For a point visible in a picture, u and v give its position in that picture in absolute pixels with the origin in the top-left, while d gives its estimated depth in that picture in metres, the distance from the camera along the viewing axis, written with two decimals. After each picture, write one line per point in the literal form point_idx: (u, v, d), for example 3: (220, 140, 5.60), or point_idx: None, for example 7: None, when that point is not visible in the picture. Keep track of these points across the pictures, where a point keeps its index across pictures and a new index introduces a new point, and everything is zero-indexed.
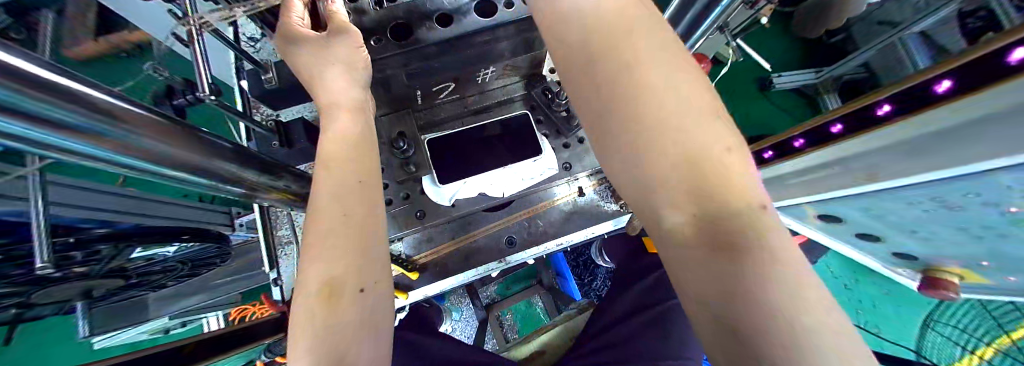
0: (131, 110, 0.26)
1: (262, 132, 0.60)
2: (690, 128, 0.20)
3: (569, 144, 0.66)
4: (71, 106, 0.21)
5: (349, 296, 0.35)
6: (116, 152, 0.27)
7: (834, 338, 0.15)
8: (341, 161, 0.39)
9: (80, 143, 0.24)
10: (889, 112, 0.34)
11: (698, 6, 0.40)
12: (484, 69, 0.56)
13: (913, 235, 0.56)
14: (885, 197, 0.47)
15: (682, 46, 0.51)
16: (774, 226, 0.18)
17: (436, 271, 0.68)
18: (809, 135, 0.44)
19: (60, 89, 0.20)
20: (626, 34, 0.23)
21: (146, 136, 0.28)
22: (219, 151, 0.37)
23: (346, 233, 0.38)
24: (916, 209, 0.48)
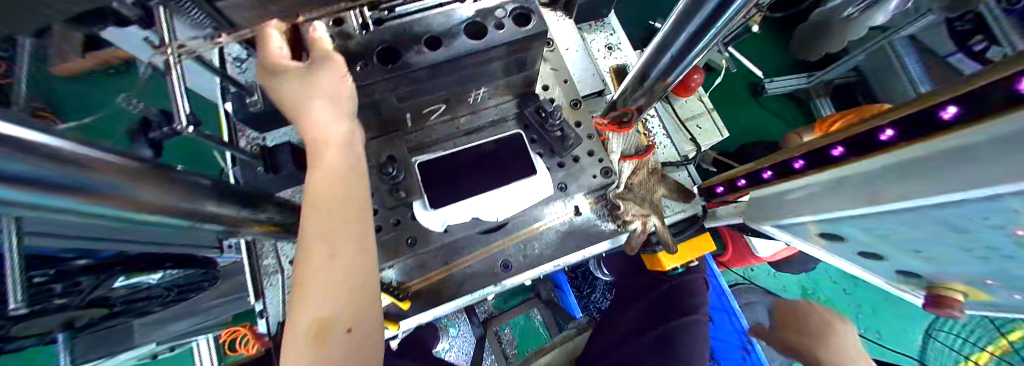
0: (109, 157, 0.26)
1: (245, 159, 0.58)
2: None
3: (564, 163, 0.64)
4: (49, 166, 0.20)
5: (337, 336, 0.36)
6: (84, 202, 0.26)
7: None
8: (326, 199, 0.38)
9: (47, 198, 0.23)
10: (890, 137, 0.35)
11: (694, 27, 0.39)
12: (477, 90, 0.55)
13: (917, 253, 0.54)
14: (886, 218, 0.46)
15: (678, 66, 0.50)
16: None
17: (429, 300, 0.67)
18: (811, 156, 0.46)
19: (40, 149, 0.19)
20: None
21: (120, 182, 0.27)
22: (197, 189, 0.36)
23: (335, 272, 0.37)
24: (918, 230, 0.46)
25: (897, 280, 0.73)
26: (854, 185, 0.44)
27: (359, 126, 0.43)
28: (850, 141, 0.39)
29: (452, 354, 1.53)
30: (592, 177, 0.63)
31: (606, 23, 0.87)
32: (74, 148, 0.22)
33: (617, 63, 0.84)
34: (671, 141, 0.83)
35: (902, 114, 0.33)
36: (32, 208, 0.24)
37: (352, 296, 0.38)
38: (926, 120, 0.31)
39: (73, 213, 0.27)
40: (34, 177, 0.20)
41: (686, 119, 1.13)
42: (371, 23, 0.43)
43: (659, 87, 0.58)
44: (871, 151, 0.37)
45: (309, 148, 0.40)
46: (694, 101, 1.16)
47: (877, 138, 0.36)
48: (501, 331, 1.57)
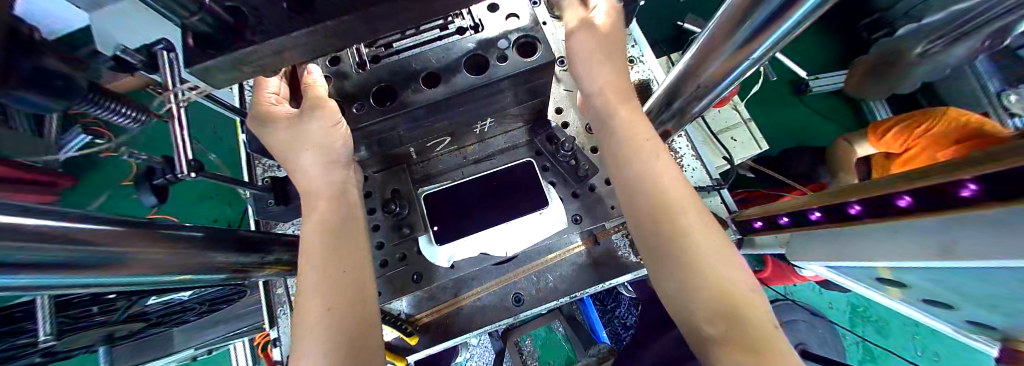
0: (94, 228, 0.25)
1: (256, 192, 0.57)
2: (708, 254, 0.34)
3: (579, 193, 0.59)
4: (37, 245, 0.21)
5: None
6: (71, 275, 0.25)
7: (789, 355, 0.29)
8: (322, 249, 0.38)
9: (29, 277, 0.22)
10: (974, 193, 0.29)
11: (724, 56, 0.34)
12: (482, 121, 0.52)
13: (1002, 312, 0.44)
14: (961, 271, 0.38)
15: (708, 91, 0.44)
16: (760, 323, 0.30)
17: (438, 334, 0.62)
18: (869, 203, 0.41)
19: (17, 235, 0.19)
20: (673, 191, 0.37)
21: (109, 251, 0.27)
22: (190, 243, 0.36)
23: (336, 323, 0.34)
24: (970, 278, 0.39)
25: (966, 327, 0.58)
26: (918, 235, 0.38)
27: (351, 176, 0.44)
28: (917, 191, 0.34)
29: (473, 363, 1.50)
30: (611, 208, 0.57)
31: (627, 34, 0.81)
32: (35, 220, 0.21)
33: (640, 77, 0.77)
34: (702, 162, 0.75)
35: (992, 168, 0.27)
36: (18, 290, 0.24)
37: (358, 348, 0.34)
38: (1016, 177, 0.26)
39: (63, 286, 0.27)
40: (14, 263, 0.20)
41: (718, 132, 1.05)
42: (368, 62, 0.43)
43: (685, 113, 0.52)
44: (947, 206, 0.31)
45: (302, 198, 0.42)
46: (727, 110, 1.07)
47: (957, 192, 0.31)
48: (522, 343, 1.50)
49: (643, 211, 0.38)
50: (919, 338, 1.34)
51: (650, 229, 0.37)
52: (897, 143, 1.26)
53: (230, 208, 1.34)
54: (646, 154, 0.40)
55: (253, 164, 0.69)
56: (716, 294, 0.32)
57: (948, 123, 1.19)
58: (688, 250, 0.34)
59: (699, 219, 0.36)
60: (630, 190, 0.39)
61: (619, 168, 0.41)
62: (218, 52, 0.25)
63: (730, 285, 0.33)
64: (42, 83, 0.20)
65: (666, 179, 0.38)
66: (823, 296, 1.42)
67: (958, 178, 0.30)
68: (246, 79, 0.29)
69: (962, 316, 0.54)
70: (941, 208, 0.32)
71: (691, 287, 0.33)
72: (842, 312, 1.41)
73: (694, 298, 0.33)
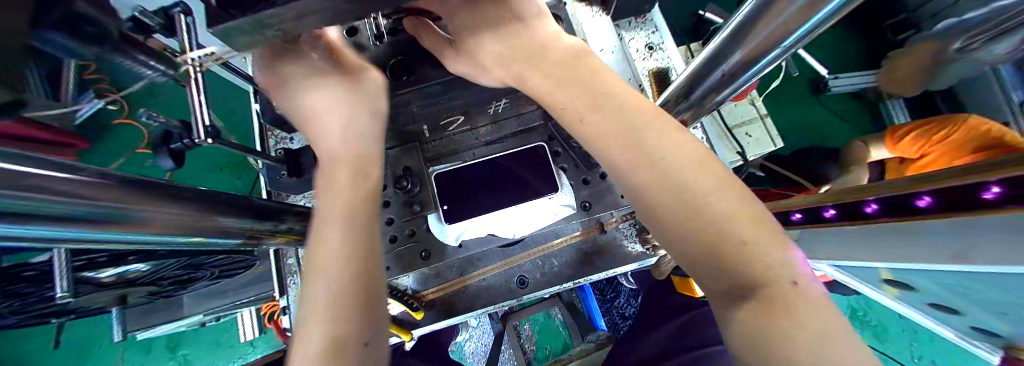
0: (111, 186, 0.26)
1: (270, 163, 0.58)
2: (710, 205, 0.28)
3: (590, 180, 0.58)
4: (43, 195, 0.20)
5: (357, 352, 0.30)
6: (75, 229, 0.25)
7: (821, 317, 0.23)
8: (341, 209, 0.37)
9: (28, 227, 0.22)
10: (997, 196, 0.28)
11: (750, 47, 0.33)
12: (496, 101, 0.52)
13: (1005, 318, 0.44)
14: (975, 276, 0.38)
15: (730, 83, 0.42)
16: (779, 279, 0.25)
17: (442, 311, 0.64)
18: (889, 202, 0.40)
19: (23, 183, 0.19)
20: (656, 137, 0.32)
21: (122, 208, 0.27)
22: (207, 207, 0.37)
23: (351, 279, 0.33)
24: (989, 284, 0.38)
25: (969, 333, 0.59)
26: (933, 238, 0.37)
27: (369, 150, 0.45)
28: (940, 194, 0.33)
29: (471, 344, 1.56)
30: (620, 196, 0.56)
31: (648, 20, 0.78)
32: (47, 171, 0.21)
33: (658, 65, 0.75)
34: None
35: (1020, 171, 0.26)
36: (25, 241, 0.24)
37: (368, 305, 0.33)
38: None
39: (76, 240, 0.27)
40: (22, 210, 0.20)
41: (732, 126, 1.03)
42: (386, 35, 0.46)
43: (705, 104, 0.50)
44: (969, 209, 0.31)
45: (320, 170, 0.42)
46: (743, 105, 1.05)
47: (982, 194, 0.30)
48: (520, 326, 1.54)
49: (627, 165, 0.33)
50: (915, 345, 1.34)
51: (637, 186, 0.33)
52: (914, 148, 1.25)
53: (239, 180, 1.36)
54: (656, 134, 0.33)
55: (266, 135, 0.70)
56: (719, 251, 0.27)
57: (967, 131, 1.17)
58: (684, 202, 0.29)
59: (731, 204, 0.29)
60: (608, 145, 0.34)
61: (597, 115, 0.35)
62: (242, 13, 0.24)
63: (738, 231, 0.27)
64: (71, 30, 0.20)
65: (648, 125, 0.33)
66: None
67: (983, 180, 0.29)
68: (265, 43, 0.29)
69: (967, 322, 0.55)
70: (962, 209, 0.31)
71: (692, 246, 0.29)
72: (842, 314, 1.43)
73: (696, 257, 0.29)
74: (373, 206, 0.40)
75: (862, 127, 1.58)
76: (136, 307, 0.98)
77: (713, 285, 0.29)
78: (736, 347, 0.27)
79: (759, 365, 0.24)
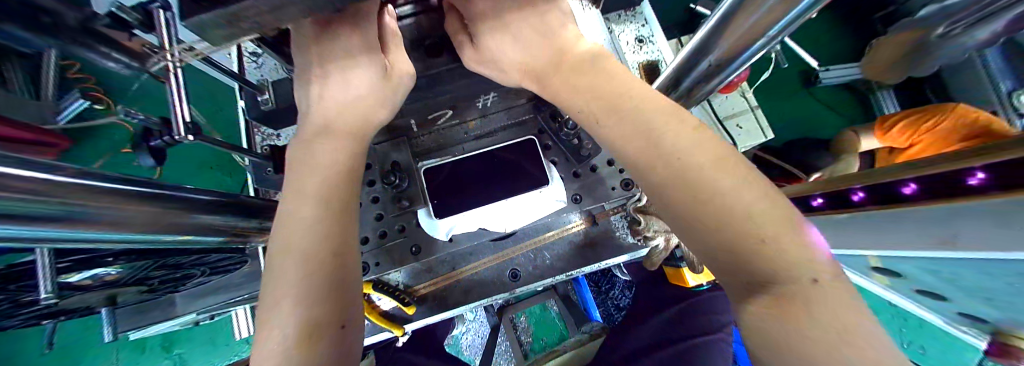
0: (92, 185, 0.25)
1: (256, 160, 0.58)
2: (714, 177, 0.27)
3: (580, 173, 0.58)
4: (21, 197, 0.20)
5: (332, 336, 0.29)
6: (60, 227, 0.25)
7: (839, 298, 0.21)
8: (315, 190, 0.34)
9: (12, 229, 0.22)
10: (980, 182, 0.29)
11: (736, 37, 0.33)
12: (485, 95, 0.52)
13: (985, 302, 0.45)
14: (952, 259, 0.39)
15: (717, 74, 0.42)
16: (794, 256, 0.23)
17: (436, 305, 0.64)
18: (871, 190, 0.40)
19: (3, 185, 0.18)
20: (657, 116, 0.32)
21: (103, 208, 0.26)
22: (194, 205, 0.37)
23: (322, 266, 0.31)
24: (967, 267, 0.39)
25: (953, 319, 0.60)
26: (915, 223, 0.38)
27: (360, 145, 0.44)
28: (921, 180, 0.34)
29: (468, 337, 1.57)
30: (611, 189, 0.57)
31: (639, 12, 0.78)
32: (30, 172, 0.20)
33: (648, 58, 0.75)
34: None
35: (1001, 157, 0.27)
36: (8, 243, 0.23)
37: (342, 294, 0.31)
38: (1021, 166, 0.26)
39: (57, 240, 0.27)
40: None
41: (724, 118, 1.04)
42: None
43: (693, 95, 0.49)
44: (953, 196, 0.31)
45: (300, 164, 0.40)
46: (734, 97, 1.05)
47: (966, 179, 0.30)
48: (517, 319, 1.56)
49: (629, 144, 0.32)
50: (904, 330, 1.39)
51: (640, 163, 0.32)
52: (903, 137, 1.28)
53: (229, 178, 1.34)
54: (658, 114, 0.32)
55: (252, 132, 0.69)
56: (725, 226, 0.25)
57: (958, 119, 1.19)
58: (687, 176, 0.28)
59: (738, 179, 0.26)
60: (611, 126, 0.34)
61: (598, 98, 0.35)
62: (216, 5, 0.23)
63: (748, 205, 0.25)
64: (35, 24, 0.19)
65: (650, 107, 0.33)
66: None
67: (966, 166, 0.30)
68: (243, 36, 0.28)
69: (951, 307, 0.55)
70: (944, 195, 0.32)
71: (698, 222, 0.27)
72: None
73: (702, 233, 0.27)
74: (348, 185, 0.37)
75: (851, 117, 1.60)
76: (124, 307, 0.97)
77: (721, 266, 0.27)
78: (751, 336, 0.25)
79: (777, 354, 0.22)
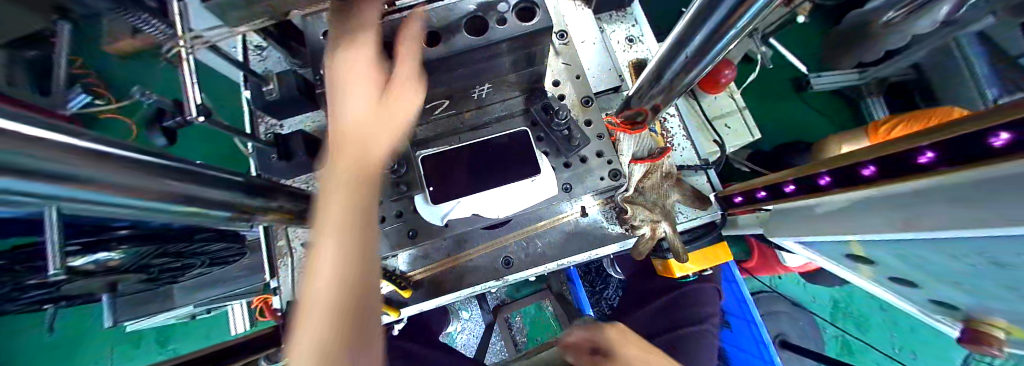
0: (129, 156, 0.28)
1: (260, 146, 0.60)
2: None
3: (571, 163, 0.61)
4: (77, 155, 0.23)
5: (366, 307, 0.30)
6: (96, 192, 0.27)
7: None
8: (354, 162, 0.37)
9: (71, 190, 0.25)
10: (931, 160, 0.32)
11: (710, 29, 0.35)
12: (480, 86, 0.53)
13: (961, 293, 0.45)
14: (914, 250, 0.41)
15: (695, 66, 0.44)
16: None
17: (430, 289, 0.67)
18: (839, 175, 0.43)
19: (55, 142, 0.21)
20: None
21: (142, 176, 0.29)
22: (210, 180, 0.39)
23: (360, 232, 0.33)
24: (933, 256, 0.40)
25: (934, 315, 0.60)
26: (882, 208, 0.41)
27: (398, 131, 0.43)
28: (886, 162, 0.37)
29: (463, 336, 1.59)
30: (598, 179, 0.60)
31: (628, 13, 0.81)
32: (80, 140, 0.23)
33: (637, 57, 0.79)
34: (691, 142, 0.75)
35: (950, 137, 0.30)
36: (59, 201, 0.26)
37: (374, 267, 0.33)
38: (963, 143, 0.29)
39: (95, 204, 0.30)
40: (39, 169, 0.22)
41: (713, 118, 1.08)
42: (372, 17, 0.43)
43: (675, 87, 0.52)
44: (913, 175, 0.34)
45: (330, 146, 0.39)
46: (723, 98, 1.10)
47: (916, 159, 0.34)
48: (512, 318, 1.58)
49: None
50: (893, 335, 1.55)
51: None
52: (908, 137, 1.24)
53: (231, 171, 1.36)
54: None
55: (257, 121, 0.72)
56: None
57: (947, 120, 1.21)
58: None
59: None
60: None
61: None
62: None
63: None
64: None
65: None
66: (807, 291, 1.61)
67: (918, 145, 0.34)
68: None
69: (925, 296, 0.54)
70: (901, 174, 0.36)
71: None
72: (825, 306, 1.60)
73: None
74: (383, 170, 0.39)
75: (840, 121, 1.64)
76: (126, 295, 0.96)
77: None
78: None
79: None
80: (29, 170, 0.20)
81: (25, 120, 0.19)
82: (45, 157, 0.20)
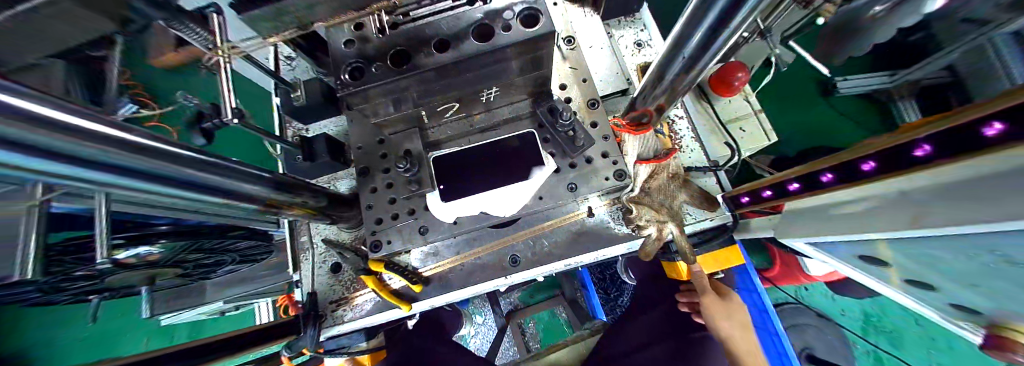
0: (178, 152, 0.32)
1: (287, 147, 0.65)
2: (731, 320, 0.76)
3: (576, 164, 0.62)
4: (134, 146, 0.26)
5: None
6: (149, 182, 0.31)
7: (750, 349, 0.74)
8: None
9: (128, 179, 0.28)
10: (929, 154, 0.32)
11: (707, 28, 0.36)
12: (488, 89, 0.55)
13: (990, 299, 0.42)
14: (935, 250, 0.39)
15: (695, 64, 0.45)
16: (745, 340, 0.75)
17: (440, 286, 0.69)
18: (840, 172, 0.43)
19: (117, 137, 0.25)
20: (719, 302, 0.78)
21: (187, 169, 0.33)
22: (245, 176, 0.44)
23: None
24: (952, 255, 0.38)
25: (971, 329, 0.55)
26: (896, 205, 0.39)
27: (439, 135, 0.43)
28: (885, 157, 0.36)
29: (476, 340, 1.60)
30: (604, 179, 0.60)
31: (638, 18, 0.83)
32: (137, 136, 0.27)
33: (645, 61, 0.80)
34: (701, 144, 0.75)
35: (944, 130, 0.30)
36: (118, 189, 0.30)
37: None
38: (964, 134, 0.29)
39: (149, 193, 0.34)
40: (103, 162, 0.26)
41: (727, 121, 1.06)
42: (387, 28, 0.47)
43: (678, 87, 0.53)
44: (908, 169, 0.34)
45: None
46: (738, 100, 1.08)
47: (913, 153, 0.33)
48: (525, 324, 1.58)
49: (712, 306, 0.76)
50: (934, 354, 1.44)
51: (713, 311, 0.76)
52: None
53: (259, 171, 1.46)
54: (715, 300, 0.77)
55: (285, 126, 0.78)
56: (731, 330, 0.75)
57: None
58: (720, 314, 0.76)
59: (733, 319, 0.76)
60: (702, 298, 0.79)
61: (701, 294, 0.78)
62: None
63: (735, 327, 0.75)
64: None
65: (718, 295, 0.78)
66: (835, 303, 1.54)
67: (913, 138, 0.33)
68: None
69: (954, 304, 0.51)
70: (899, 169, 0.35)
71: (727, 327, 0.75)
72: (855, 320, 1.51)
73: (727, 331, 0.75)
74: None
75: (869, 125, 1.57)
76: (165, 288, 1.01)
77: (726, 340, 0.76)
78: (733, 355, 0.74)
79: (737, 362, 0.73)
80: (87, 159, 0.23)
81: (97, 118, 0.23)
82: (105, 149, 0.24)
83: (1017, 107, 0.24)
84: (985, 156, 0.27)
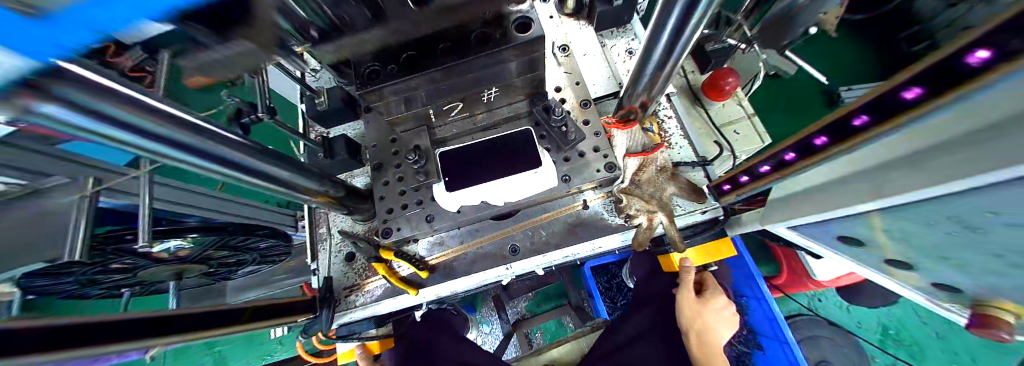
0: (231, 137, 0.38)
1: (310, 145, 0.73)
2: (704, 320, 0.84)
3: (569, 158, 0.68)
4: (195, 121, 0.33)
5: None
6: (211, 162, 0.37)
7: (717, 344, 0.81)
8: None
9: (192, 157, 0.35)
10: (865, 123, 0.35)
11: (671, 28, 0.43)
12: (488, 90, 0.62)
13: (961, 271, 0.44)
14: (901, 222, 0.42)
15: (668, 60, 0.51)
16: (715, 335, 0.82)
17: (445, 274, 0.73)
18: (800, 149, 0.45)
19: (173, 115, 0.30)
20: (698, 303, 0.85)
21: (237, 153, 0.40)
22: (288, 163, 0.51)
23: None
24: (913, 225, 0.42)
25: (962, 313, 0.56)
26: (861, 180, 0.42)
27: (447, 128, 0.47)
28: (830, 129, 0.39)
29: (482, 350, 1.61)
30: (595, 171, 0.66)
31: (629, 29, 0.90)
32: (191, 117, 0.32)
33: None
34: (689, 141, 0.80)
35: (872, 99, 0.33)
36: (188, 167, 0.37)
37: None
38: (885, 102, 0.32)
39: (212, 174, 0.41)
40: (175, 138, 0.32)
41: (721, 125, 1.10)
42: None
43: (656, 83, 0.58)
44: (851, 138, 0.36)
45: None
46: (732, 105, 1.12)
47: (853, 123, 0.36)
48: (532, 334, 1.58)
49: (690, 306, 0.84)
50: None
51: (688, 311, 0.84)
52: None
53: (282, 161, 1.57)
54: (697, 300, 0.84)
55: (309, 129, 0.87)
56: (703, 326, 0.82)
57: None
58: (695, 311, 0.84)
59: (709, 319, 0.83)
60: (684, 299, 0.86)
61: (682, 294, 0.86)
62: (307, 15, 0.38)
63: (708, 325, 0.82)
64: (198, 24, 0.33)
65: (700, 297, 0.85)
66: (850, 314, 1.49)
67: (850, 110, 0.36)
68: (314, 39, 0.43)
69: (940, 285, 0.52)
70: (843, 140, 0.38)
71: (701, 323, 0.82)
72: (873, 332, 1.45)
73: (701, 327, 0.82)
74: None
75: None
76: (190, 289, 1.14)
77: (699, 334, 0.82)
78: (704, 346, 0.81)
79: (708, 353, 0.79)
80: (142, 129, 0.28)
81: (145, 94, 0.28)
82: (160, 121, 0.29)
83: (923, 73, 0.27)
84: (905, 119, 0.30)
